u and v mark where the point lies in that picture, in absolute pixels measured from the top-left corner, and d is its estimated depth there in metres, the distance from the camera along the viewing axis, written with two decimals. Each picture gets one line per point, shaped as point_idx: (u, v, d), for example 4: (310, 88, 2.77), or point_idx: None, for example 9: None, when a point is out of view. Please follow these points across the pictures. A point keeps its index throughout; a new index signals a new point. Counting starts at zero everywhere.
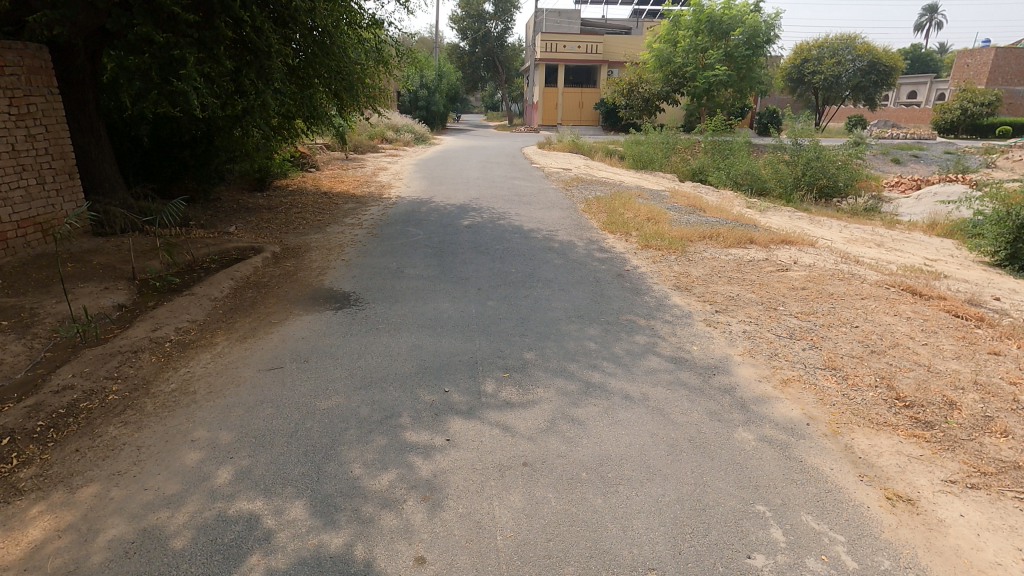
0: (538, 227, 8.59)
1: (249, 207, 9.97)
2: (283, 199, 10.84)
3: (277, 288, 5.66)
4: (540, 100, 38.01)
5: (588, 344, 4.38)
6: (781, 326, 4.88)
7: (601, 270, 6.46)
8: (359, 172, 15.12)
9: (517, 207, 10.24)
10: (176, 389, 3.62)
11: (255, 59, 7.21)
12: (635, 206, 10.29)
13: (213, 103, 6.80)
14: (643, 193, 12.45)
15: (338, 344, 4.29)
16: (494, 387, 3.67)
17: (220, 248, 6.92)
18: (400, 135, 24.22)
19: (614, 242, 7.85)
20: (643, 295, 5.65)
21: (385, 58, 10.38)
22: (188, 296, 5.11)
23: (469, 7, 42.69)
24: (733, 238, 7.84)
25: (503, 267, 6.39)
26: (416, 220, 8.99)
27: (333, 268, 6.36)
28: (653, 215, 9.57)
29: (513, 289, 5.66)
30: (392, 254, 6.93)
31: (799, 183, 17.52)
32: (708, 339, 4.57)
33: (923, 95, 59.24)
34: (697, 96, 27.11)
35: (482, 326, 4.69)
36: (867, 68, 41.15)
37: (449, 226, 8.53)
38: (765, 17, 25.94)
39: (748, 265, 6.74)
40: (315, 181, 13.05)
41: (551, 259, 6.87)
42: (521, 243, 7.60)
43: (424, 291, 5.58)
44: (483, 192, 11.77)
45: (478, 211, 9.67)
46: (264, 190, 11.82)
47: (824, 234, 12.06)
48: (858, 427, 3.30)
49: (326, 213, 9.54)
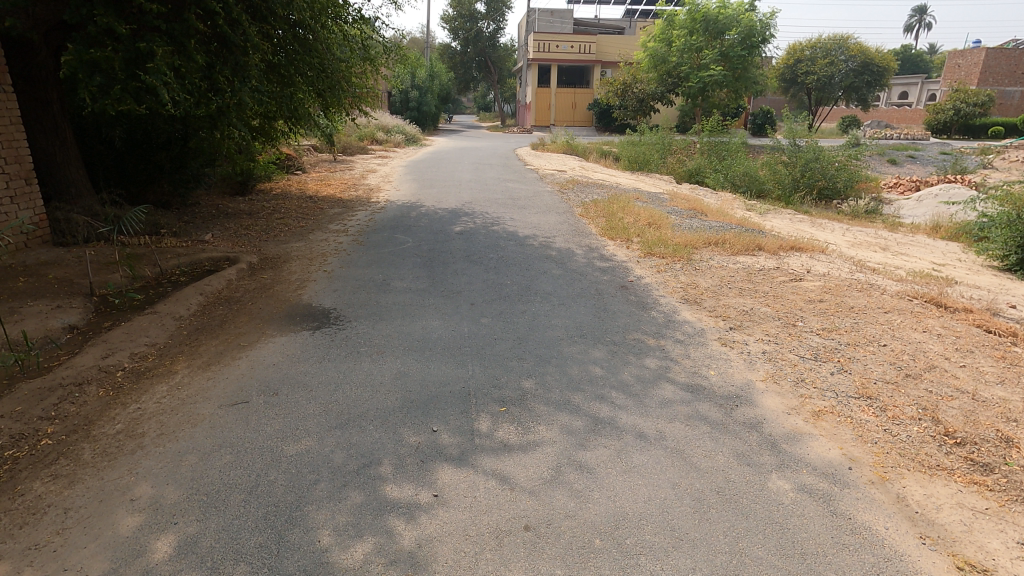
0: (534, 233, 8.15)
1: (229, 213, 9.46)
2: (266, 204, 10.33)
3: (251, 304, 5.17)
4: (533, 100, 37.61)
5: (593, 370, 3.92)
6: (804, 346, 4.45)
7: (603, 282, 6.03)
8: (348, 174, 14.62)
9: (511, 212, 9.80)
10: (122, 431, 3.13)
11: (230, 54, 6.71)
12: (635, 210, 9.88)
13: (183, 102, 6.29)
14: (641, 196, 12.04)
15: (313, 372, 3.81)
16: (489, 426, 3.21)
17: (192, 258, 6.42)
18: (390, 136, 23.73)
19: (615, 249, 7.42)
20: (650, 310, 5.22)
21: (372, 56, 9.90)
22: (148, 316, 4.61)
23: (461, 7, 42.28)
24: (740, 244, 7.44)
25: (498, 279, 5.94)
26: (405, 226, 8.51)
27: (313, 280, 5.88)
28: (655, 219, 9.15)
29: (509, 304, 5.21)
30: (378, 264, 6.46)
31: (799, 185, 17.19)
32: (725, 363, 4.13)
33: (914, 96, 59.39)
34: (693, 96, 26.78)
35: (476, 349, 4.23)
36: (860, 68, 41.09)
37: (440, 233, 8.07)
38: (761, 16, 25.62)
39: (759, 275, 6.33)
40: (301, 184, 12.55)
41: (549, 269, 6.43)
42: (516, 251, 7.16)
43: (411, 307, 5.12)
44: (476, 195, 11.32)
45: (470, 216, 9.23)
46: (246, 194, 11.30)
47: (828, 237, 11.70)
48: (908, 472, 2.87)
49: (310, 219, 9.04)
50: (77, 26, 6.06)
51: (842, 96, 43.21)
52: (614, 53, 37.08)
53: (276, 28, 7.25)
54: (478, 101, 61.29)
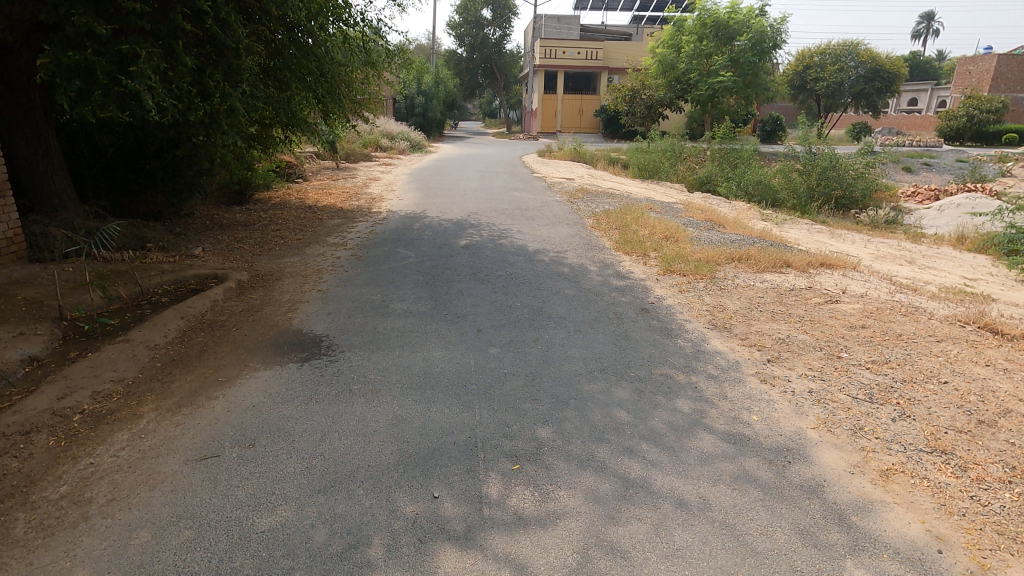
0: (544, 247, 7.67)
1: (224, 224, 9.03)
2: (263, 214, 9.90)
3: (235, 329, 4.70)
4: (539, 107, 37.26)
5: (618, 415, 3.41)
6: (855, 384, 3.92)
7: (622, 304, 5.52)
8: (350, 183, 14.20)
9: (519, 223, 9.33)
10: (66, 496, 2.65)
11: (222, 57, 6.28)
12: (649, 222, 9.40)
13: (170, 108, 5.85)
14: (655, 206, 11.54)
15: (297, 418, 3.32)
16: (500, 490, 2.71)
17: (177, 275, 5.96)
18: (394, 143, 23.34)
19: (631, 265, 6.94)
20: (676, 337, 4.71)
21: (375, 61, 9.48)
22: (119, 345, 4.15)
23: (467, 14, 42.10)
24: (767, 260, 6.95)
25: (506, 300, 5.45)
26: (407, 239, 8.05)
27: (306, 302, 5.41)
28: (671, 231, 8.66)
29: (520, 330, 4.72)
30: (377, 283, 5.99)
31: (814, 194, 16.66)
32: (768, 406, 3.62)
33: (923, 103, 58.75)
34: (702, 103, 26.33)
35: (484, 386, 3.74)
36: (870, 75, 40.56)
37: (444, 247, 7.59)
38: (772, 21, 25.13)
39: (790, 296, 5.83)
40: (300, 193, 12.13)
41: (562, 288, 5.95)
42: (526, 267, 6.68)
43: (411, 334, 4.63)
44: (482, 206, 10.85)
45: (477, 228, 8.76)
46: (243, 204, 10.87)
47: (850, 250, 11.16)
48: (1014, 559, 2.35)
49: (307, 231, 8.59)
50: (55, 27, 5.63)
51: (852, 102, 42.64)
52: (621, 59, 36.69)
53: (273, 29, 6.82)
54: (483, 108, 60.99)
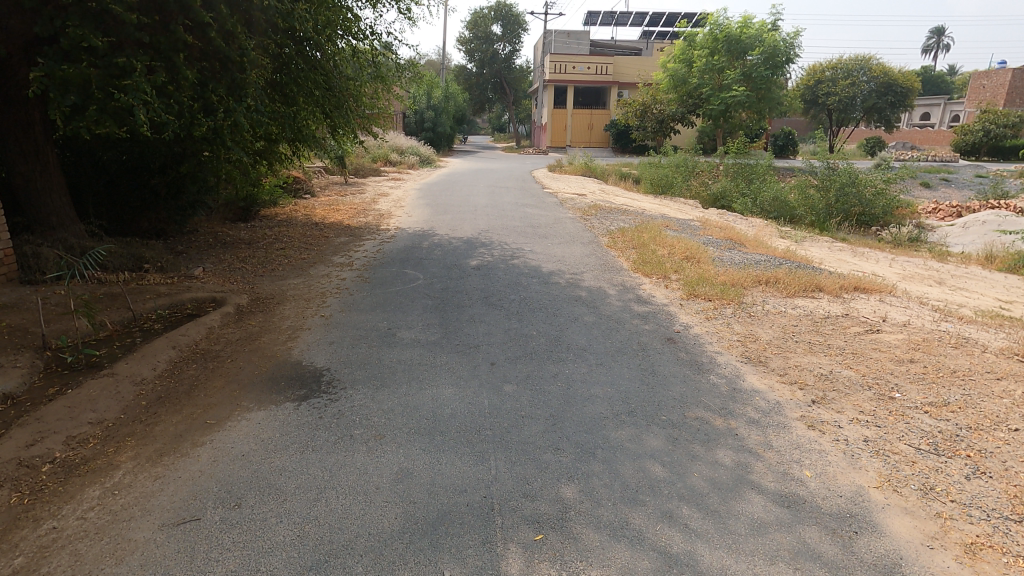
0: (558, 268, 7.32)
1: (227, 242, 8.77)
2: (268, 232, 9.64)
3: (230, 361, 4.36)
4: (549, 121, 37.17)
5: (652, 470, 3.02)
6: (914, 431, 3.50)
7: (646, 333, 5.13)
8: (358, 198, 13.95)
9: (532, 242, 8.99)
10: (20, 571, 2.29)
11: (225, 71, 6.03)
12: (668, 240, 9.03)
13: (169, 123, 5.60)
14: (671, 223, 11.18)
15: (290, 471, 2.95)
16: (521, 569, 2.32)
17: (173, 299, 5.65)
18: (403, 157, 23.19)
19: (652, 289, 6.56)
20: (707, 373, 4.31)
21: (384, 76, 9.25)
22: (103, 381, 3.81)
23: (477, 30, 42.34)
24: (796, 284, 6.55)
25: (521, 328, 5.08)
26: (416, 258, 7.72)
27: (307, 329, 5.07)
28: (692, 251, 8.28)
29: (537, 363, 4.35)
30: (384, 308, 5.64)
31: (833, 211, 16.24)
32: (821, 457, 3.20)
33: (936, 118, 58.18)
34: (714, 117, 26.04)
35: (499, 433, 3.36)
36: (883, 89, 40.18)
37: (454, 268, 7.26)
38: (785, 36, 24.87)
39: (826, 325, 5.42)
40: (307, 209, 11.89)
41: (580, 314, 5.58)
42: (541, 291, 6.32)
43: (419, 368, 4.26)
44: (493, 223, 10.54)
45: (488, 247, 8.43)
46: (249, 220, 10.62)
47: (876, 269, 10.72)
48: None
49: (313, 250, 8.29)
50: (51, 39, 5.39)
51: (865, 117, 42.25)
52: (632, 74, 36.59)
53: (279, 43, 6.59)
54: (492, 123, 61.16)
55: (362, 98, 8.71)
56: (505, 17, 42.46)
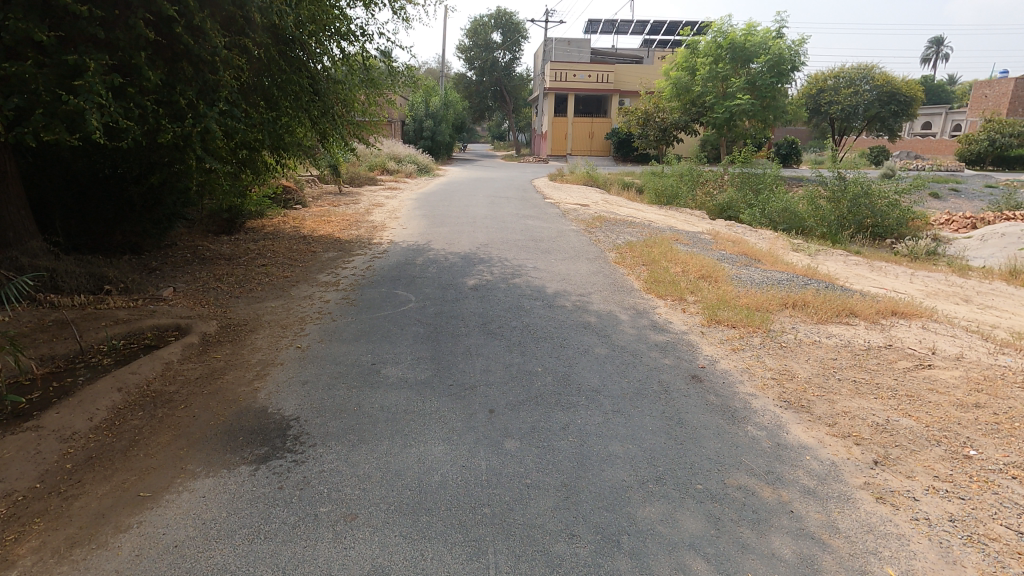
0: (564, 289, 6.71)
1: (206, 258, 8.15)
2: (252, 246, 9.02)
3: (183, 408, 3.70)
4: (549, 130, 36.73)
5: (694, 569, 2.38)
6: (1008, 506, 2.86)
7: (667, 369, 4.49)
8: (351, 209, 13.35)
9: (534, 258, 8.38)
10: None
11: (197, 72, 5.45)
12: (680, 256, 8.41)
13: (130, 130, 4.99)
14: (681, 237, 10.58)
15: (232, 572, 2.30)
16: None
17: (131, 326, 5.00)
18: (401, 166, 22.71)
19: (668, 313, 5.93)
20: (743, 422, 3.68)
21: (376, 82, 8.68)
22: (21, 438, 3.16)
23: (477, 37, 42.07)
24: (827, 308, 5.92)
25: (524, 364, 4.44)
26: (409, 277, 7.10)
27: (280, 364, 4.42)
28: (707, 268, 7.66)
29: (544, 410, 3.71)
30: (369, 337, 5.02)
31: (846, 222, 15.68)
32: (902, 547, 2.56)
33: (938, 126, 57.89)
34: (718, 126, 25.56)
35: (499, 511, 2.71)
36: (886, 98, 39.81)
37: (450, 288, 6.63)
38: (790, 43, 24.45)
39: (870, 359, 4.78)
40: (297, 221, 11.28)
41: (590, 345, 4.96)
42: (545, 316, 5.70)
43: (405, 416, 3.62)
44: (493, 236, 9.94)
45: (487, 264, 7.83)
46: (233, 233, 10.00)
47: (898, 287, 10.11)
48: None
49: (297, 267, 7.65)
50: None
51: (868, 126, 41.88)
52: (633, 82, 36.17)
53: (259, 42, 6.01)
54: (492, 131, 60.87)
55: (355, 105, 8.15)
56: (505, 25, 42.17)
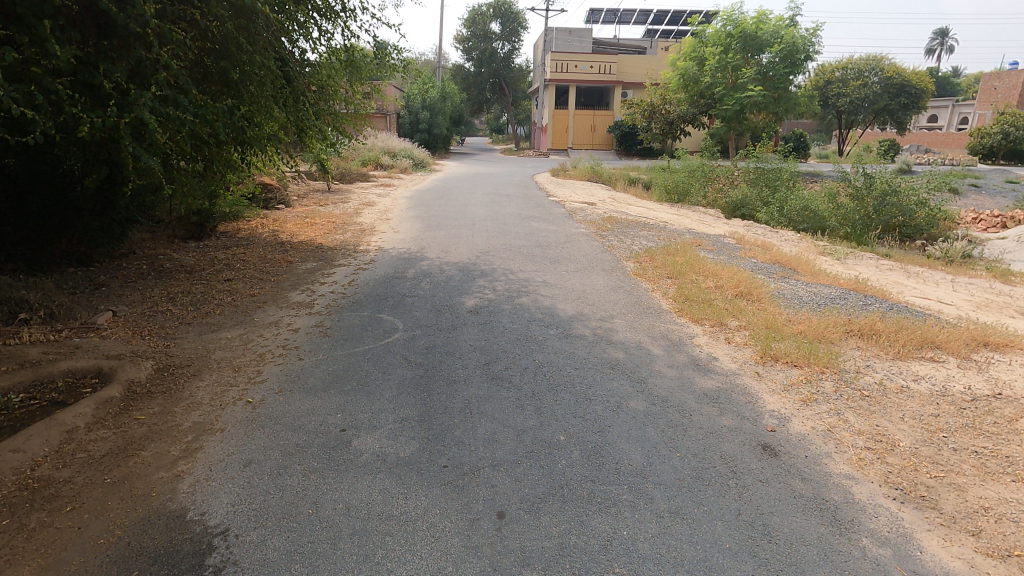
0: (581, 312, 5.66)
1: (164, 270, 7.06)
2: (221, 255, 7.93)
3: (69, 513, 2.64)
4: (550, 122, 35.47)
5: None
6: None
7: (727, 434, 3.44)
8: (339, 209, 12.25)
9: (542, 270, 7.31)
10: None
11: (129, 49, 4.36)
12: (708, 267, 7.36)
13: (36, 121, 3.89)
14: (704, 242, 9.52)
15: None
16: None
17: (38, 373, 3.92)
18: (396, 160, 21.61)
19: (711, 346, 4.88)
20: (853, 532, 2.62)
21: (362, 69, 7.57)
22: None
23: (475, 27, 40.78)
24: (904, 339, 4.88)
25: (542, 430, 3.38)
26: (397, 296, 6.04)
27: (220, 432, 3.35)
28: (744, 283, 6.61)
29: (575, 513, 2.66)
30: (342, 385, 3.95)
31: (871, 222, 14.63)
32: None
33: (945, 119, 56.72)
34: (728, 119, 24.45)
35: None
36: (896, 90, 38.64)
37: (446, 311, 5.57)
38: (804, 31, 23.33)
39: (984, 416, 3.73)
40: (277, 224, 10.19)
41: (623, 394, 3.91)
42: (562, 351, 4.65)
43: (379, 527, 2.55)
44: (494, 242, 8.88)
45: (489, 278, 6.78)
46: (202, 239, 8.89)
47: (947, 298, 9.08)
48: None
49: (267, 283, 6.56)
50: None
51: (877, 119, 40.82)
52: (637, 73, 34.94)
53: (212, 15, 4.92)
54: (491, 124, 59.63)
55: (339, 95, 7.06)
56: (504, 15, 40.83)
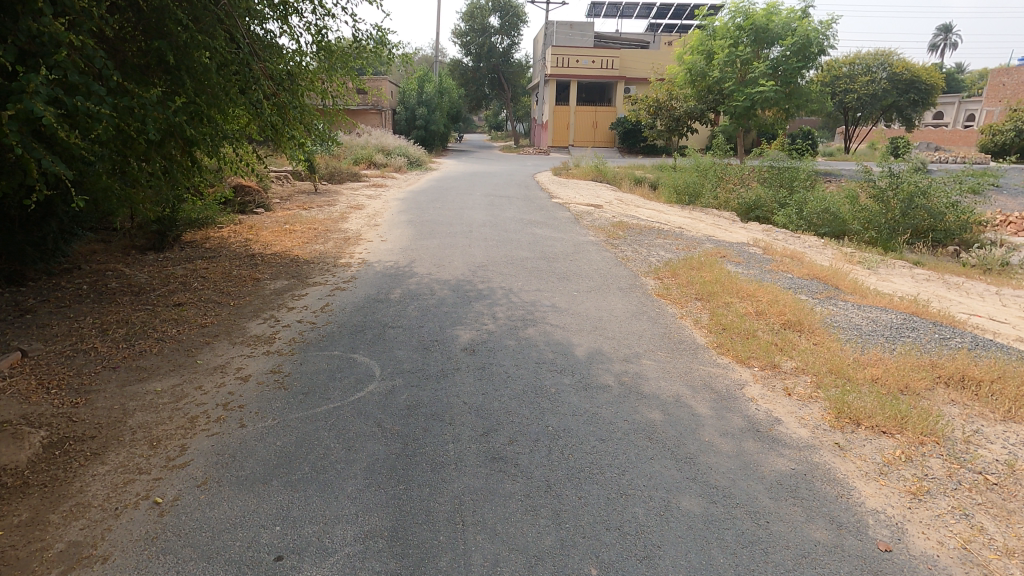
0: (600, 349, 4.64)
1: (107, 291, 6.02)
2: (178, 272, 6.88)
3: None
4: (550, 119, 34.41)
5: None
6: None
7: (828, 561, 2.41)
8: (323, 213, 11.22)
9: (550, 289, 6.28)
10: None
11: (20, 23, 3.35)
12: (742, 286, 6.36)
13: None
14: (728, 253, 8.50)
15: None
16: None
17: None
18: (389, 159, 20.55)
19: (768, 402, 3.86)
20: None
21: (339, 56, 6.51)
22: None
23: (474, 21, 39.61)
24: (1013, 394, 3.86)
25: (565, 559, 2.36)
26: (377, 328, 5.01)
27: (100, 566, 2.31)
28: (789, 308, 5.60)
29: None
30: (292, 474, 2.92)
31: (898, 226, 13.61)
32: None
33: (950, 116, 55.69)
34: (737, 115, 23.39)
35: None
36: (905, 86, 37.59)
37: (434, 350, 4.55)
38: (817, 23, 22.19)
39: None
40: (252, 232, 9.15)
41: (670, 487, 2.87)
42: (581, 410, 3.63)
43: None
44: (493, 253, 7.85)
45: (488, 302, 5.76)
46: (163, 250, 7.86)
47: (1004, 315, 8.05)
48: None
49: (224, 310, 5.51)
50: None
51: (885, 116, 39.78)
52: (641, 68, 33.85)
53: None
54: (490, 121, 58.39)
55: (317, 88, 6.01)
56: (502, 8, 39.55)
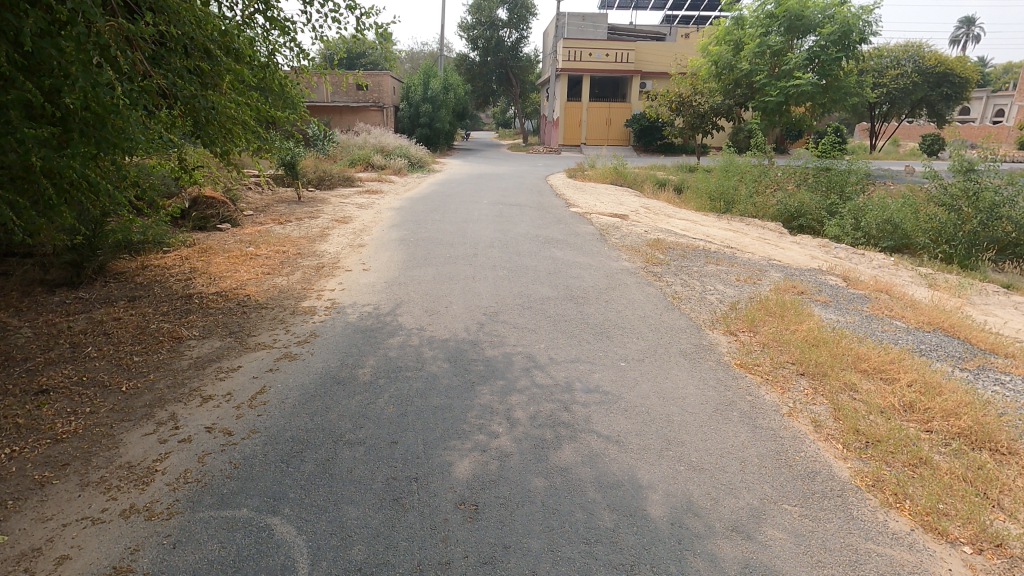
0: (689, 500, 2.78)
1: None
2: (78, 324, 5.07)
3: None
4: (561, 116, 32.50)
5: None
6: None
7: None
8: (300, 228, 9.43)
9: (586, 358, 4.42)
10: None
11: None
12: (861, 352, 4.47)
13: None
14: (806, 288, 6.58)
15: None
16: None
17: None
18: (389, 159, 18.78)
19: None
20: None
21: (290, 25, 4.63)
22: None
23: (481, 14, 37.67)
24: None
25: None
26: (324, 449, 3.15)
27: None
28: (955, 401, 3.70)
29: None
30: None
31: (977, 240, 11.60)
32: None
33: (978, 112, 53.43)
34: (769, 112, 21.38)
35: None
36: (938, 79, 35.34)
37: (410, 505, 2.69)
38: (859, 9, 20.07)
39: None
40: (203, 258, 7.35)
41: None
42: None
43: None
44: (504, 292, 6.01)
45: (499, 385, 3.89)
46: (77, 288, 6.09)
47: None
48: None
49: (101, 405, 3.66)
50: None
51: (915, 112, 37.63)
52: (658, 62, 31.83)
53: None
54: (498, 118, 56.50)
55: (260, 77, 4.19)
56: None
